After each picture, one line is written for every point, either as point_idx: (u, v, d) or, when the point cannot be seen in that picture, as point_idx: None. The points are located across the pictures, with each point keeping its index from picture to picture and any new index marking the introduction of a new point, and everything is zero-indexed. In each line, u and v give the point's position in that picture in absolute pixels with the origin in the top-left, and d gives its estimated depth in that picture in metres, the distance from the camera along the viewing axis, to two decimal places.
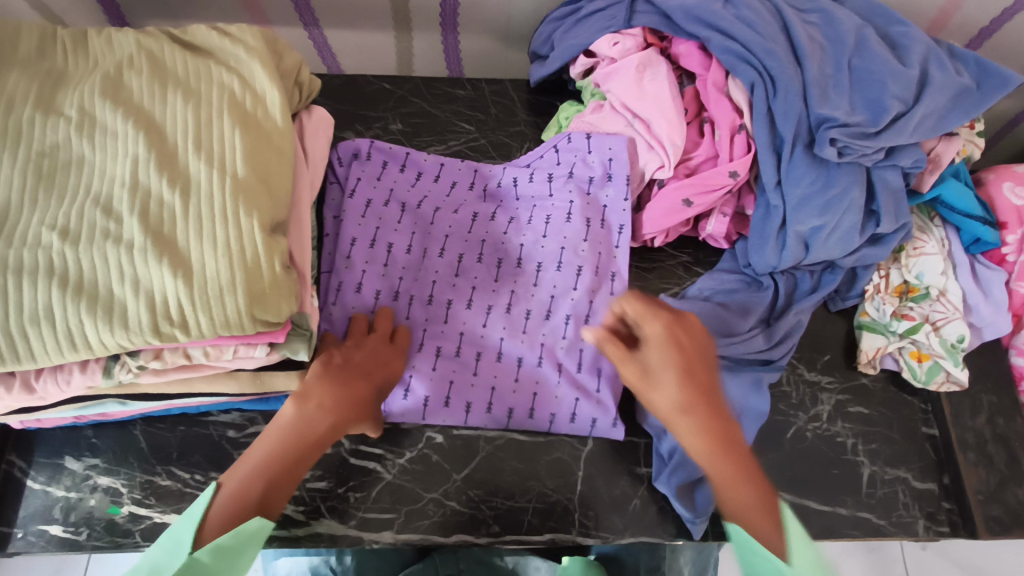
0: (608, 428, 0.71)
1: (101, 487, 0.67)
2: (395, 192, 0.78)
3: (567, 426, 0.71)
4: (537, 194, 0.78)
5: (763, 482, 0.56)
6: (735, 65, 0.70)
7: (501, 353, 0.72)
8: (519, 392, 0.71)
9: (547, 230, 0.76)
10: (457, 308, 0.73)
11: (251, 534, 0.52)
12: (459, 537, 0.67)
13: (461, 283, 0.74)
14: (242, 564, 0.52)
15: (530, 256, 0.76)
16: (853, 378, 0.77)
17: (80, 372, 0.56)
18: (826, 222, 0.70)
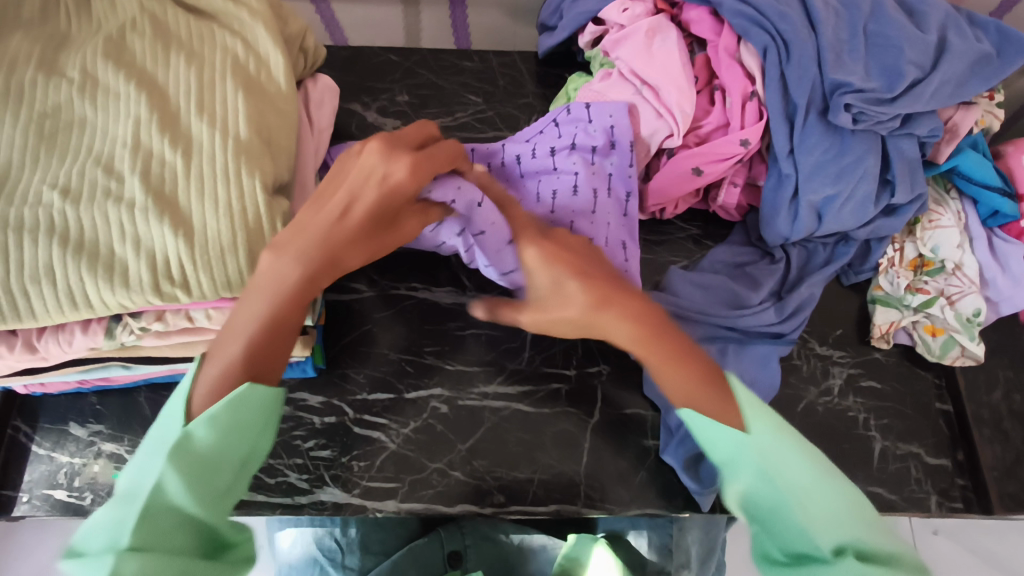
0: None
1: (105, 453, 0.68)
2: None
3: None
4: (541, 167, 0.73)
5: (706, 363, 0.53)
6: (747, 29, 0.68)
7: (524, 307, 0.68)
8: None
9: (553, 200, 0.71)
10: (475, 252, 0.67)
11: (247, 401, 0.46)
12: (463, 506, 0.67)
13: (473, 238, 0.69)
14: (246, 433, 0.46)
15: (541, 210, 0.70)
16: (865, 353, 0.76)
17: (82, 333, 0.56)
18: (839, 191, 0.68)
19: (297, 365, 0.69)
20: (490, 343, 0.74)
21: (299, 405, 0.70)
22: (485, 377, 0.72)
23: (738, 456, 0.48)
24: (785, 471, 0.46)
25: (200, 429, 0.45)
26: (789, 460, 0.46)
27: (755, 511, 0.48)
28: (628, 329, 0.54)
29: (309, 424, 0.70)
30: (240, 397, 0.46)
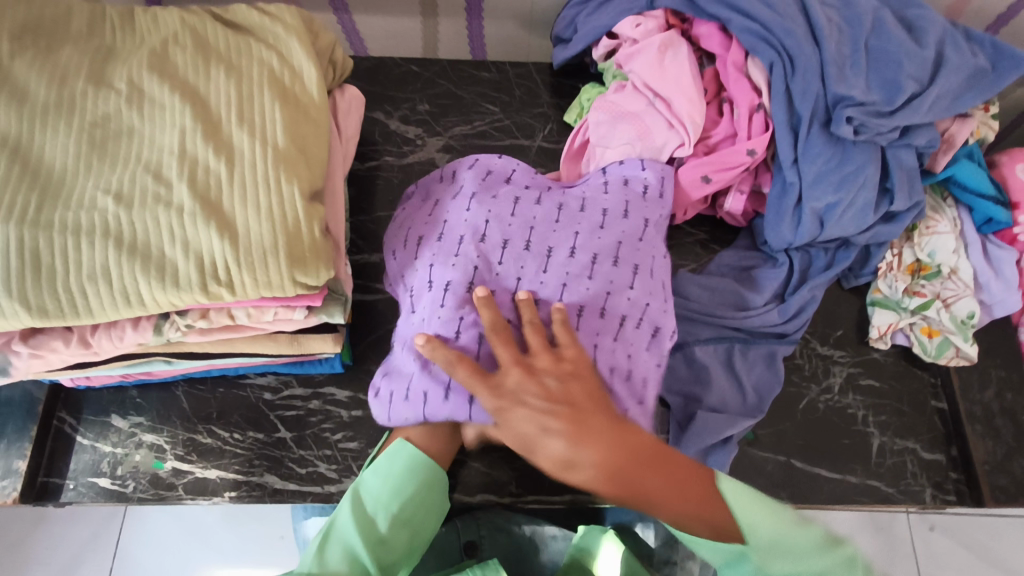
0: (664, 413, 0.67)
1: (146, 444, 0.72)
2: (429, 238, 0.70)
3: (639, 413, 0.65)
4: (587, 225, 0.68)
5: (686, 469, 0.57)
6: (754, 44, 0.72)
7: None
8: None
9: (591, 270, 0.65)
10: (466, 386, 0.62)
11: (392, 452, 0.64)
12: (484, 495, 0.71)
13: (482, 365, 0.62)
14: (395, 475, 0.63)
15: (574, 305, 0.64)
16: (864, 352, 0.79)
17: (132, 329, 0.60)
18: (841, 199, 0.72)
19: (326, 361, 0.73)
20: None
21: (328, 399, 0.74)
22: None
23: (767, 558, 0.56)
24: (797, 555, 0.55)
25: (373, 481, 0.63)
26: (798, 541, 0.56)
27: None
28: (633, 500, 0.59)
29: (336, 417, 0.74)
30: (395, 449, 0.64)
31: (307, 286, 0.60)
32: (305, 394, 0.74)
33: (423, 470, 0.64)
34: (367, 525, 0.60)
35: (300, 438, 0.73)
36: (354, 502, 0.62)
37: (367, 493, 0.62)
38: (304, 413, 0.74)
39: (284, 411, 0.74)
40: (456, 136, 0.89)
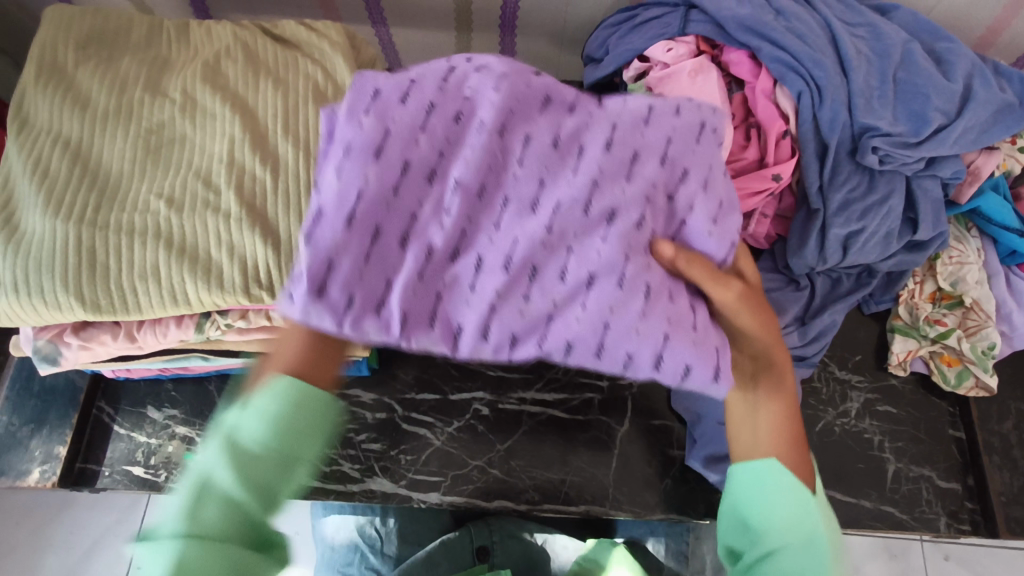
0: (706, 385, 0.49)
1: (179, 436, 0.75)
2: (437, 107, 0.47)
3: (647, 372, 0.48)
4: (626, 117, 0.50)
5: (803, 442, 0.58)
6: (784, 74, 0.74)
7: (544, 340, 0.47)
8: (588, 315, 0.46)
9: (631, 171, 0.48)
10: (451, 304, 0.47)
11: (282, 396, 0.48)
12: (501, 502, 0.73)
13: (474, 284, 0.47)
14: (289, 431, 0.48)
15: (602, 211, 0.47)
16: (882, 378, 0.80)
17: (176, 327, 0.63)
18: (864, 227, 0.74)
19: (354, 364, 0.75)
20: None
21: (354, 400, 0.77)
22: (524, 383, 0.78)
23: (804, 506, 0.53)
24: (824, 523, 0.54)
25: (249, 423, 0.48)
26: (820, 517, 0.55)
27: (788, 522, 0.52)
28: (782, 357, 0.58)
29: (361, 418, 0.76)
30: (281, 390, 0.48)
31: None
32: None
33: (317, 412, 0.49)
34: (256, 492, 0.47)
35: None
36: (229, 461, 0.47)
37: (250, 454, 0.47)
38: None
39: None
40: None
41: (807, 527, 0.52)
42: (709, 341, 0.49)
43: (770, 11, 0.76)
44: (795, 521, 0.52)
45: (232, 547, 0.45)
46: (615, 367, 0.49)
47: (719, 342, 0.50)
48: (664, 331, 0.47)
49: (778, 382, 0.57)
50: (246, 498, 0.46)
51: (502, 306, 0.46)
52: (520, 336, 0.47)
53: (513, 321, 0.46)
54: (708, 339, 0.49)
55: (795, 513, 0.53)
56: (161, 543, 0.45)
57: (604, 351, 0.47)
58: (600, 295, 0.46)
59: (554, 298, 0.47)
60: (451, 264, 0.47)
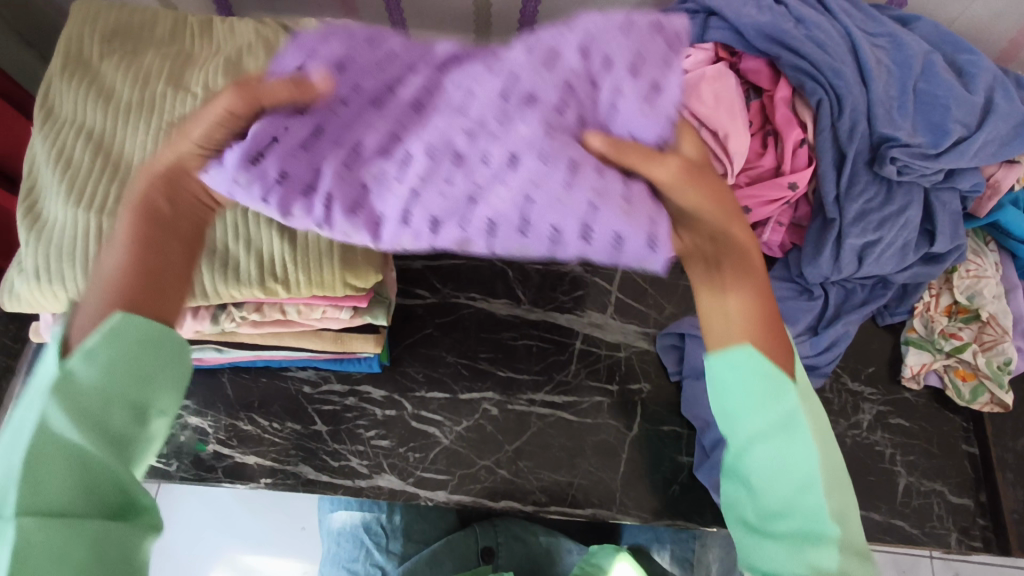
0: (643, 257, 0.44)
1: (190, 426, 0.76)
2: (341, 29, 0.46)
3: (576, 247, 0.44)
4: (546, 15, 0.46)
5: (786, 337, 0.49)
6: (803, 83, 0.73)
7: (467, 222, 0.45)
8: (510, 192, 0.44)
9: (551, 63, 0.45)
10: (378, 192, 0.45)
11: (137, 331, 0.43)
12: (507, 502, 0.73)
13: (403, 174, 0.45)
14: (147, 372, 0.43)
15: (521, 98, 0.44)
16: (896, 392, 0.79)
17: (192, 317, 0.63)
18: (881, 237, 0.73)
19: (365, 360, 0.75)
20: (540, 354, 0.79)
21: (363, 397, 0.77)
22: (534, 385, 0.78)
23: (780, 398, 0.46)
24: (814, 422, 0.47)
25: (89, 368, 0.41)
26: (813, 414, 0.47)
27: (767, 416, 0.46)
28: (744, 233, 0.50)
29: (371, 414, 0.76)
30: (122, 325, 0.42)
31: (357, 289, 0.63)
32: (342, 390, 0.77)
33: (173, 350, 0.45)
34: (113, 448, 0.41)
35: (335, 432, 0.76)
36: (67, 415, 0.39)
37: (93, 403, 0.41)
38: (340, 409, 0.77)
39: (321, 405, 0.77)
40: None
41: (772, 410, 0.46)
42: (643, 210, 0.44)
43: (790, 19, 0.76)
44: (762, 411, 0.46)
45: (89, 503, 0.39)
46: (542, 249, 0.45)
47: (656, 214, 0.45)
48: (589, 200, 0.43)
49: (746, 268, 0.50)
50: (91, 446, 0.39)
51: (425, 191, 0.44)
52: (441, 218, 0.45)
53: (434, 203, 0.45)
54: (642, 209, 0.44)
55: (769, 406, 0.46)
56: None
57: (528, 227, 0.44)
58: (523, 173, 0.43)
59: (476, 182, 0.44)
60: (379, 160, 0.45)
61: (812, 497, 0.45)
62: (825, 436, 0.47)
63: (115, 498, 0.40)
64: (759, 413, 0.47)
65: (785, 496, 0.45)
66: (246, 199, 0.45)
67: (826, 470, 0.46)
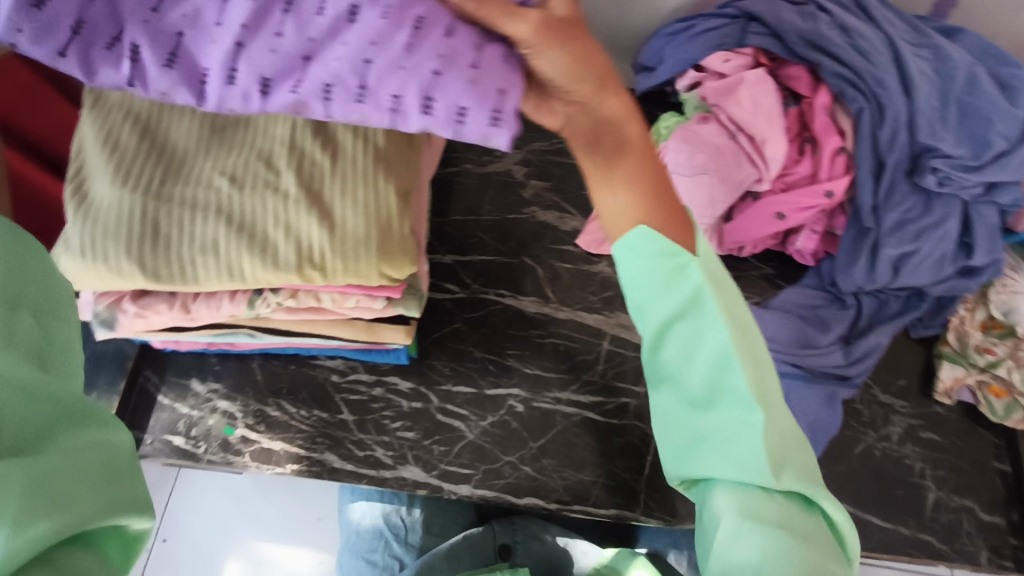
0: (487, 132, 0.41)
1: (220, 410, 0.77)
2: None
3: (417, 121, 0.41)
4: None
5: (673, 216, 0.57)
6: (844, 90, 0.74)
7: (298, 81, 0.41)
8: (347, 49, 0.40)
9: None
10: (194, 40, 0.40)
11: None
12: (531, 500, 0.73)
13: (224, 19, 0.40)
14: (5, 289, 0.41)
15: None
16: (926, 406, 0.78)
17: (229, 301, 0.64)
18: (918, 248, 0.73)
19: (393, 352, 0.76)
20: (568, 353, 0.80)
21: (390, 388, 0.78)
22: (560, 384, 0.78)
23: (683, 281, 0.57)
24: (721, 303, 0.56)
25: None
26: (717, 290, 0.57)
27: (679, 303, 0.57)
28: (618, 100, 0.53)
29: (397, 406, 0.77)
30: None
31: (392, 279, 0.63)
32: (370, 381, 0.78)
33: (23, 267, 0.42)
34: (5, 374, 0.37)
35: (361, 422, 0.76)
36: None
37: None
38: (367, 399, 0.77)
39: (349, 394, 0.77)
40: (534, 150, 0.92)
41: (674, 292, 0.57)
42: (495, 84, 0.41)
43: (834, 26, 0.76)
44: (671, 294, 0.57)
45: (29, 414, 0.36)
46: (381, 119, 0.42)
47: (507, 83, 0.41)
48: (433, 67, 0.40)
49: (631, 153, 0.56)
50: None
51: (252, 46, 0.40)
52: (272, 79, 0.41)
53: (264, 62, 0.40)
54: (491, 78, 0.41)
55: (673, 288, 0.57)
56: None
57: (365, 96, 0.41)
58: (361, 30, 0.40)
59: (311, 37, 0.40)
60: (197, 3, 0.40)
61: (725, 373, 0.55)
62: (733, 312, 0.57)
63: (54, 409, 0.37)
64: (670, 296, 0.57)
65: (705, 377, 0.57)
66: (44, 58, 0.39)
67: (737, 341, 0.55)
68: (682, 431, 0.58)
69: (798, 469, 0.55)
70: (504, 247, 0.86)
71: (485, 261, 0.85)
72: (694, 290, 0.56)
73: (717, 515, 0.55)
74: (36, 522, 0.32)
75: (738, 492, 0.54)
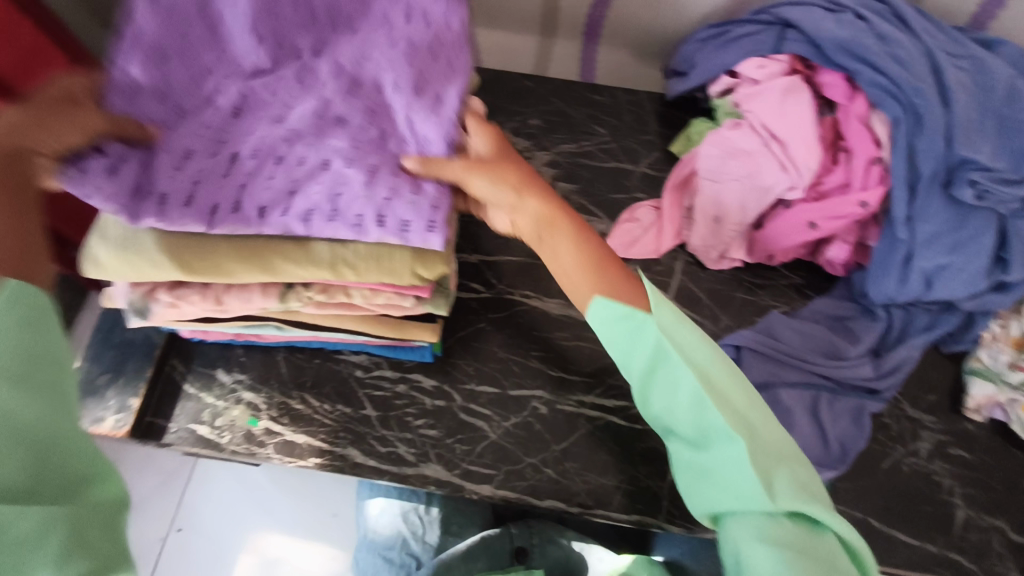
0: (425, 236, 0.57)
1: (244, 401, 0.77)
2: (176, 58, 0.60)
3: (375, 232, 0.57)
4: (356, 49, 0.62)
5: (611, 284, 0.62)
6: (881, 99, 0.72)
7: (287, 210, 0.57)
8: (323, 187, 0.57)
9: (364, 92, 0.60)
10: (210, 190, 0.56)
11: (32, 303, 0.47)
12: (551, 502, 0.72)
13: (228, 172, 0.57)
14: (50, 341, 0.47)
15: (336, 119, 0.60)
16: (956, 422, 0.77)
17: (261, 295, 0.64)
18: (952, 261, 0.72)
19: (418, 349, 0.76)
20: (592, 357, 0.79)
21: (414, 385, 0.78)
22: (585, 387, 0.78)
23: (644, 336, 0.59)
24: (686, 350, 0.59)
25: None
26: (680, 332, 0.59)
27: (645, 361, 0.60)
28: (536, 205, 0.64)
29: (420, 403, 0.77)
30: (20, 300, 0.46)
31: (423, 279, 0.62)
32: (393, 377, 0.78)
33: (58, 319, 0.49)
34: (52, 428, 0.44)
35: (384, 418, 0.76)
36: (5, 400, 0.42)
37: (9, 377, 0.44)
38: (390, 395, 0.77)
39: (372, 390, 0.77)
40: (563, 152, 0.92)
41: (641, 347, 0.60)
42: (434, 201, 0.58)
43: (871, 35, 0.74)
44: (639, 351, 0.60)
45: (67, 465, 0.44)
46: (349, 232, 0.57)
47: (440, 200, 0.58)
48: (386, 195, 0.57)
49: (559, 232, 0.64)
50: (36, 421, 0.43)
51: (257, 189, 0.57)
52: (267, 207, 0.57)
53: (264, 196, 0.57)
54: (428, 200, 0.58)
55: (638, 346, 0.60)
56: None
57: (339, 216, 0.57)
58: (333, 176, 0.57)
59: (296, 179, 0.57)
60: (215, 159, 0.57)
61: (704, 412, 0.57)
62: (703, 354, 0.59)
63: (89, 465, 0.45)
64: (637, 353, 0.60)
65: (691, 420, 0.58)
66: (99, 205, 0.54)
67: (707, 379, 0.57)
68: (688, 472, 0.60)
69: (796, 485, 0.55)
70: (530, 248, 0.85)
71: (511, 261, 0.85)
72: (657, 343, 0.59)
73: (736, 550, 0.55)
74: (75, 563, 0.41)
75: (750, 520, 0.55)
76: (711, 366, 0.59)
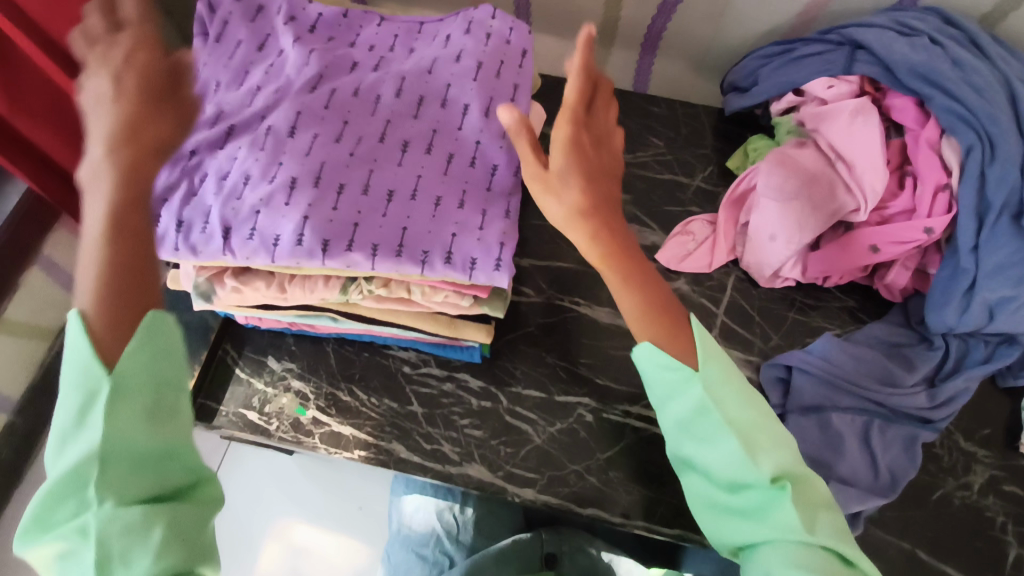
0: (492, 274, 0.56)
1: (293, 389, 0.78)
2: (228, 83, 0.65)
3: (442, 267, 0.56)
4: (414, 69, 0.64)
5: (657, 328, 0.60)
6: (953, 125, 0.71)
7: (351, 242, 0.56)
8: (389, 222, 0.57)
9: (419, 111, 0.62)
10: (269, 220, 0.57)
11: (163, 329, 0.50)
12: (593, 511, 0.72)
13: (288, 200, 0.57)
14: (172, 366, 0.50)
15: (397, 141, 0.61)
16: (1011, 458, 0.75)
17: (323, 285, 0.65)
18: (1018, 294, 0.70)
19: (467, 349, 0.76)
20: None
21: (461, 384, 0.78)
22: (631, 398, 0.77)
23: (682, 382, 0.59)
24: (721, 397, 0.58)
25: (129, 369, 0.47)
26: (719, 383, 0.58)
27: (681, 409, 0.59)
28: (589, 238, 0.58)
29: (466, 403, 0.77)
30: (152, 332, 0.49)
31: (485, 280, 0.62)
32: (440, 375, 0.78)
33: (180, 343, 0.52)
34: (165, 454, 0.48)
35: (430, 415, 0.76)
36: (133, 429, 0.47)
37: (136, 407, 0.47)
38: (437, 393, 0.77)
39: (419, 386, 0.78)
40: None
41: (678, 394, 0.59)
42: (499, 237, 0.57)
43: (946, 60, 0.74)
44: (676, 398, 0.59)
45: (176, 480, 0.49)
46: (415, 269, 0.57)
47: (506, 237, 0.58)
48: (453, 232, 0.57)
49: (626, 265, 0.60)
50: (154, 442, 0.47)
51: (314, 217, 0.56)
52: (330, 240, 0.56)
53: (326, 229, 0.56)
54: (494, 234, 0.57)
55: (674, 393, 0.59)
56: (80, 544, 0.44)
57: (404, 250, 0.56)
58: (396, 205, 0.58)
59: (357, 208, 0.57)
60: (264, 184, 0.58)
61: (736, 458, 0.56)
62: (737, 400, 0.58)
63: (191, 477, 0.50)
64: (675, 397, 0.60)
65: (721, 462, 0.57)
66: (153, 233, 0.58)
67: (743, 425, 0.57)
68: (715, 510, 0.59)
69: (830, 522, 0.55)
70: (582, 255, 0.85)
71: (562, 267, 0.85)
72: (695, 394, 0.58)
73: None
74: (169, 553, 0.45)
75: (778, 551, 0.54)
76: (748, 414, 0.58)
